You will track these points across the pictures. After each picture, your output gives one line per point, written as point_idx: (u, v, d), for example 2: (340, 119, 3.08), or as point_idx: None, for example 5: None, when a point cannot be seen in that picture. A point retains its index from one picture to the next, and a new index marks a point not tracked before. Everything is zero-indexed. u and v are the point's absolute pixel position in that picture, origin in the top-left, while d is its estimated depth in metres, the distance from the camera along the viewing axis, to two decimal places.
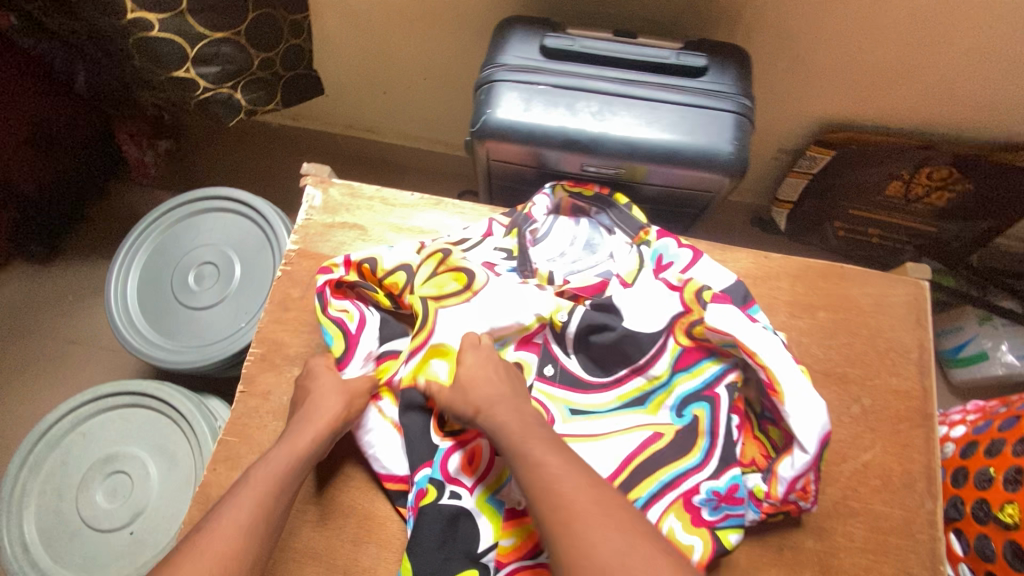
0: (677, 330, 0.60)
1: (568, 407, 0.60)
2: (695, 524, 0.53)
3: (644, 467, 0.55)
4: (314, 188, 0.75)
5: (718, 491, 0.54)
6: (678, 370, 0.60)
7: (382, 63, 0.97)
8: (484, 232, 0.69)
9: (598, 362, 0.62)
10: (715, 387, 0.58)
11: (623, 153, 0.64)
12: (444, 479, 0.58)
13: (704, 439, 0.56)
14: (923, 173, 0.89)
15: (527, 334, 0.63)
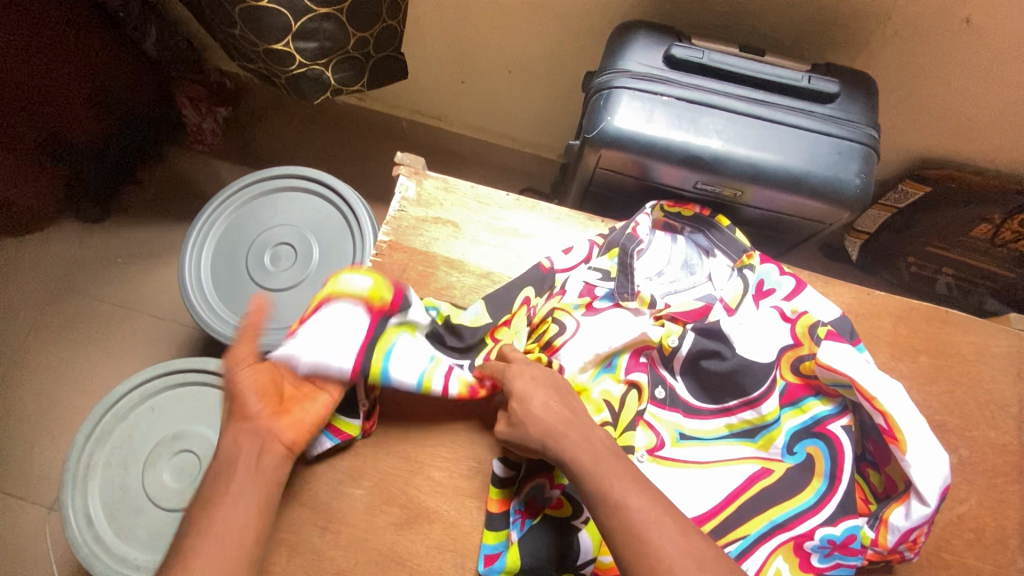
0: (784, 363, 0.60)
1: (678, 432, 0.61)
2: (802, 568, 0.55)
3: (753, 504, 0.56)
4: (408, 179, 0.72)
5: (833, 539, 0.55)
6: (784, 406, 0.60)
7: (469, 52, 0.93)
8: (584, 257, 0.66)
9: (706, 389, 0.61)
10: (828, 426, 0.58)
11: (744, 175, 0.62)
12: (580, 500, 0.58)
13: (819, 481, 0.57)
14: (1016, 220, 0.86)
15: (633, 356, 0.62)
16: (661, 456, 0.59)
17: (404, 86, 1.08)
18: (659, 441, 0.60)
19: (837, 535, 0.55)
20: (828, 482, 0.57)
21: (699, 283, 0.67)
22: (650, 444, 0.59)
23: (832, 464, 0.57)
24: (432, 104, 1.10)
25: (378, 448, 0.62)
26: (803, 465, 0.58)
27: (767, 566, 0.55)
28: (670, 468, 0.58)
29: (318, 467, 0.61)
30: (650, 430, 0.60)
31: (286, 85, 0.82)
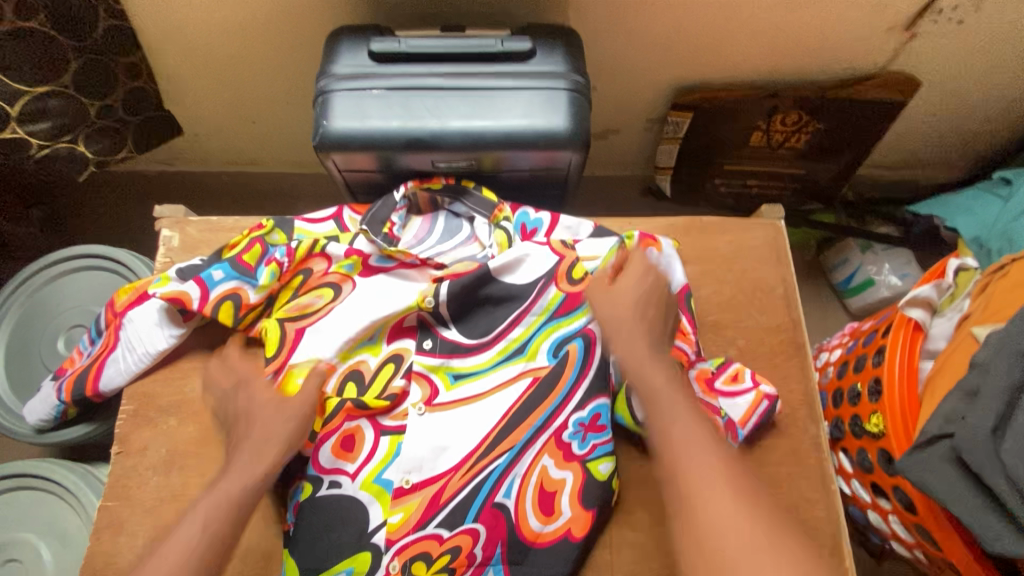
0: (559, 277, 0.67)
1: (449, 374, 0.65)
2: (567, 459, 0.61)
3: (516, 415, 0.62)
4: (170, 230, 0.72)
5: (583, 422, 0.62)
6: (561, 314, 0.67)
7: (241, 92, 0.93)
8: (334, 212, 0.73)
9: (475, 328, 0.67)
10: (590, 324, 0.65)
11: (467, 145, 0.65)
12: (319, 472, 0.60)
13: (574, 370, 0.64)
14: (777, 120, 0.92)
15: (398, 322, 0.67)
16: (436, 401, 0.64)
17: (203, 140, 1.07)
18: (433, 390, 0.64)
19: (585, 416, 0.62)
20: (578, 385, 0.63)
21: (459, 244, 0.72)
22: (426, 395, 0.64)
23: (583, 358, 0.64)
24: (239, 150, 1.10)
25: (180, 501, 0.61)
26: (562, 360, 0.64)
27: (532, 470, 0.60)
28: (439, 412, 0.63)
29: (120, 537, 0.60)
30: (422, 382, 0.65)
31: (40, 167, 0.81)
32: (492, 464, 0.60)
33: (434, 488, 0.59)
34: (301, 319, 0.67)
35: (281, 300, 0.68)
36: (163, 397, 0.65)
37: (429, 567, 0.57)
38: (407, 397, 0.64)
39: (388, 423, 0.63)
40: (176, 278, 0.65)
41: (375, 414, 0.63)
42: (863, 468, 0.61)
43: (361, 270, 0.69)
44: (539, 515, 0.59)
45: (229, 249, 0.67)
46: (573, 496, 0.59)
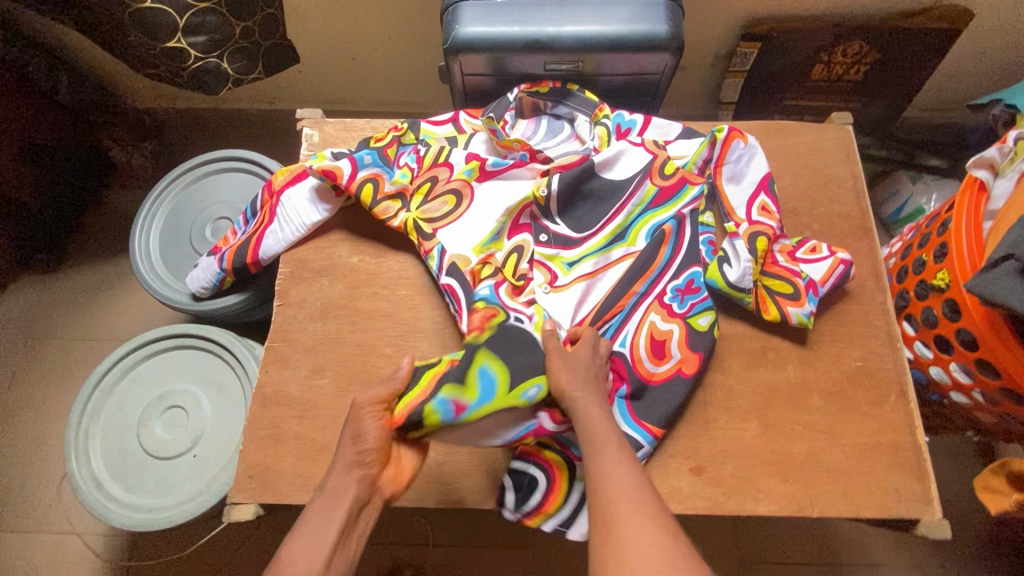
0: (653, 172, 0.74)
1: (565, 263, 0.73)
2: (670, 316, 0.69)
3: (622, 286, 0.70)
4: (311, 129, 0.83)
5: (680, 287, 0.70)
6: (655, 206, 0.74)
7: (350, 27, 1.04)
8: (452, 116, 0.82)
9: (580, 223, 0.74)
10: (682, 210, 0.73)
11: (577, 47, 0.75)
12: (505, 306, 0.68)
13: (668, 247, 0.71)
14: (839, 51, 1.01)
15: (516, 220, 0.75)
16: (556, 283, 0.72)
17: (305, 77, 1.18)
18: (552, 275, 0.73)
19: (681, 282, 0.70)
20: (674, 258, 0.71)
21: (563, 142, 0.82)
22: (548, 278, 0.72)
23: (675, 240, 0.72)
24: (335, 89, 1.21)
25: (333, 343, 0.72)
26: (660, 239, 0.72)
27: (641, 325, 0.69)
28: (561, 292, 0.71)
29: (285, 371, 0.71)
30: (542, 268, 0.73)
31: (189, 81, 0.93)
32: (607, 324, 0.69)
33: None
34: (437, 221, 0.74)
35: (413, 205, 0.75)
36: (314, 262, 0.76)
37: None
38: (531, 280, 0.72)
39: (519, 300, 0.71)
40: (330, 157, 0.75)
41: (513, 289, 0.71)
42: (928, 325, 0.69)
43: (479, 175, 0.75)
44: (653, 360, 0.67)
45: (372, 144, 0.77)
46: (681, 342, 0.67)
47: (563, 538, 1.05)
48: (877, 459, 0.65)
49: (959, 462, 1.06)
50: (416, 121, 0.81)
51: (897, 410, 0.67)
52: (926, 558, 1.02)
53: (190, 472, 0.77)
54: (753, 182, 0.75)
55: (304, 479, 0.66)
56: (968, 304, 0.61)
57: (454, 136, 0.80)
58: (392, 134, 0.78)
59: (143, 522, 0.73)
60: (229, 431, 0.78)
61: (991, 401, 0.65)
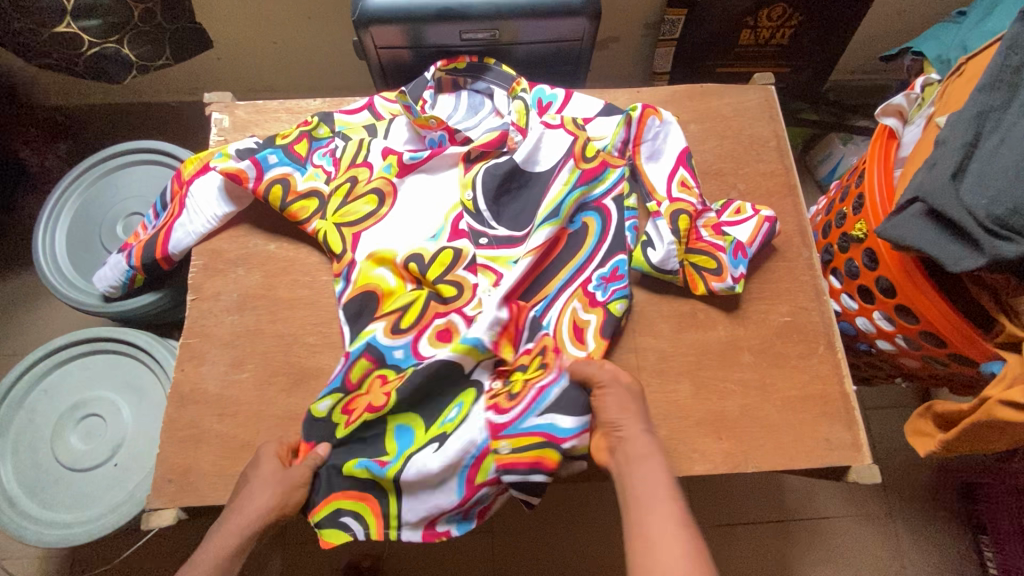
0: (576, 155, 0.71)
1: (511, 262, 0.68)
2: (592, 305, 0.68)
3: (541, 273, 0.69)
4: (221, 114, 0.79)
5: (605, 275, 0.68)
6: (581, 185, 0.71)
7: (264, 9, 0.99)
8: (367, 102, 0.78)
9: (513, 219, 0.70)
10: (603, 200, 0.72)
11: (490, 14, 0.72)
12: (419, 359, 0.64)
13: (593, 238, 0.70)
14: (763, 15, 1.01)
15: (453, 226, 0.70)
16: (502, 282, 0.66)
17: (226, 64, 1.12)
18: (498, 277, 0.67)
19: (606, 270, 0.68)
20: (601, 245, 0.70)
21: (484, 117, 0.78)
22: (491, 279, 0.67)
23: (602, 225, 0.71)
24: (260, 76, 1.15)
25: (253, 335, 0.69)
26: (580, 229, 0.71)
27: (563, 312, 0.67)
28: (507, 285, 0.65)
29: (202, 367, 0.68)
30: (487, 272, 0.68)
31: (88, 69, 0.88)
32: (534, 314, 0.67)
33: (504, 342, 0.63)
34: (359, 225, 0.69)
35: (329, 206, 0.70)
36: (230, 252, 0.73)
37: (524, 374, 0.63)
38: (477, 287, 0.67)
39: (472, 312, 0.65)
40: (234, 156, 0.70)
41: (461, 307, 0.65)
42: (851, 276, 0.70)
43: (399, 170, 0.71)
44: (574, 343, 0.66)
45: (281, 139, 0.72)
46: (598, 331, 0.66)
47: (523, 517, 1.05)
48: (803, 411, 0.67)
49: (899, 410, 1.09)
50: (329, 112, 0.77)
51: (824, 361, 0.69)
52: (873, 506, 1.05)
53: (110, 483, 0.72)
54: (673, 156, 0.73)
55: (227, 477, 0.63)
56: (882, 253, 0.62)
57: (372, 123, 0.77)
58: (303, 126, 0.74)
59: (62, 537, 0.69)
60: (151, 436, 0.74)
61: (912, 347, 0.66)
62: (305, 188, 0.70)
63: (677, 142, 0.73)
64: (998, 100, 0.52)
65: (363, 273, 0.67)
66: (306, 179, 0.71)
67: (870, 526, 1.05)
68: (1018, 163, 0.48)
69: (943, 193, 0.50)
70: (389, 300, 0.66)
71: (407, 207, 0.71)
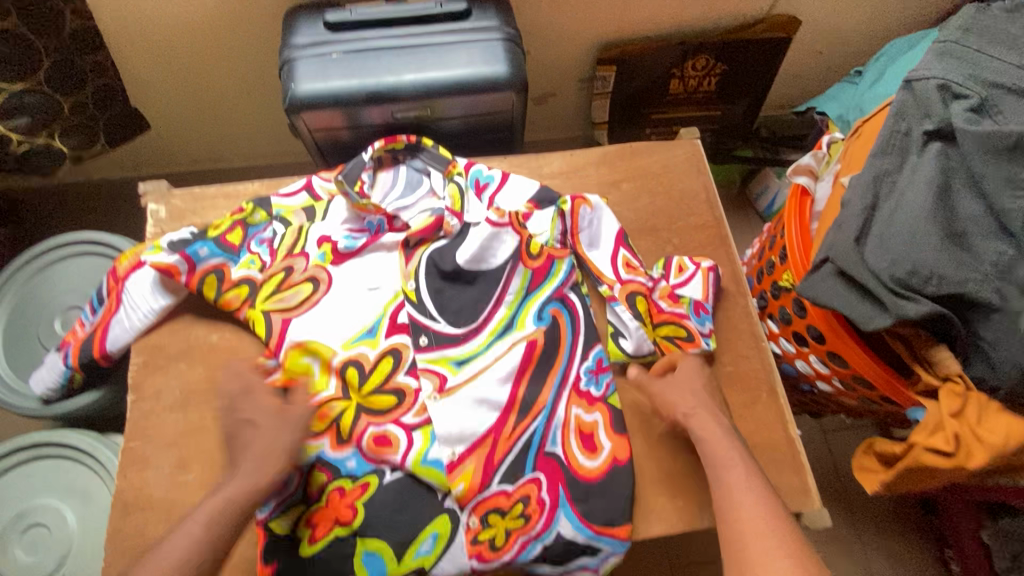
0: (524, 256, 0.74)
1: (453, 362, 0.69)
2: (592, 403, 0.68)
3: (522, 376, 0.68)
4: (157, 204, 0.78)
5: (591, 368, 0.70)
6: (533, 288, 0.73)
7: (200, 90, 0.99)
8: (305, 183, 0.79)
9: (459, 314, 0.72)
10: (564, 290, 0.74)
11: (419, 94, 0.75)
12: (376, 464, 0.65)
13: (568, 333, 0.72)
14: (689, 66, 1.06)
15: (392, 319, 0.72)
16: (446, 388, 0.68)
17: (169, 140, 1.10)
18: (441, 378, 0.68)
19: (592, 363, 0.71)
20: (577, 343, 0.71)
21: (422, 195, 0.79)
22: (435, 385, 0.68)
23: (572, 321, 0.72)
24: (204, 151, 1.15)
25: (198, 432, 0.68)
26: (552, 325, 0.72)
27: (568, 419, 0.67)
28: (455, 394, 0.67)
29: (146, 470, 0.66)
30: (430, 374, 0.68)
31: (18, 162, 0.88)
32: (529, 427, 0.66)
33: (484, 446, 0.65)
34: (289, 311, 0.70)
35: (261, 293, 0.70)
36: (171, 346, 0.72)
37: (504, 517, 0.64)
38: (419, 392, 0.68)
39: (413, 420, 0.67)
40: (167, 248, 0.69)
41: (397, 416, 0.67)
42: (785, 322, 0.73)
43: (333, 257, 0.73)
44: (587, 453, 0.66)
45: (213, 228, 0.72)
46: (608, 428, 0.67)
47: None
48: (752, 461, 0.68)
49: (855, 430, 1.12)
50: (266, 196, 0.78)
51: (767, 408, 0.71)
52: (841, 529, 1.07)
53: None
54: (610, 239, 0.75)
55: None
56: (810, 311, 0.64)
57: (310, 204, 0.78)
58: (236, 214, 0.74)
59: None
60: (98, 543, 0.71)
61: (847, 387, 0.69)
62: (239, 276, 0.70)
63: (610, 221, 0.76)
64: (892, 164, 0.55)
65: (290, 360, 0.68)
66: (241, 267, 0.70)
67: (839, 549, 1.06)
68: (914, 227, 0.51)
69: (851, 258, 0.53)
70: (311, 392, 0.67)
71: (344, 299, 0.72)
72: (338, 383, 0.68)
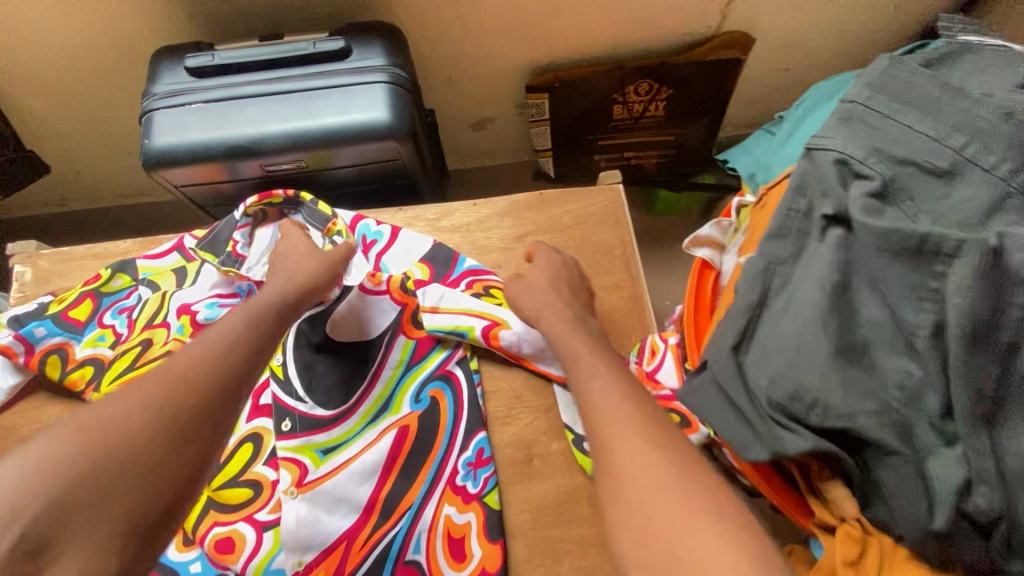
0: (406, 329, 0.66)
1: (318, 451, 0.61)
2: (466, 502, 0.60)
3: (390, 469, 0.61)
4: (22, 266, 0.73)
5: (470, 460, 0.61)
6: (415, 363, 0.66)
7: (99, 128, 0.93)
8: (175, 243, 0.72)
9: (331, 393, 0.63)
10: (449, 366, 0.66)
11: (289, 147, 0.68)
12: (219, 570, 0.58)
13: (448, 417, 0.63)
14: (631, 91, 0.96)
15: (256, 399, 0.65)
16: (305, 482, 0.59)
17: (86, 177, 1.04)
18: (302, 471, 0.60)
19: (471, 454, 0.62)
20: (458, 428, 0.63)
21: None
22: (294, 478, 0.59)
23: (454, 402, 0.64)
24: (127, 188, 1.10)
25: None
26: (429, 407, 0.64)
27: (436, 522, 0.59)
28: (314, 491, 0.59)
29: None
30: (291, 466, 0.60)
31: None
32: (391, 530, 0.58)
33: (335, 556, 0.57)
34: None
35: (110, 372, 0.64)
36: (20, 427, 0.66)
37: None
38: (278, 484, 0.60)
39: (266, 518, 0.59)
40: (9, 326, 0.65)
41: (250, 512, 0.59)
42: None
43: (191, 329, 0.66)
44: (452, 563, 0.57)
45: (58, 301, 0.68)
46: (480, 534, 0.58)
47: None
48: None
49: None
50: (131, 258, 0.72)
51: None
52: None
53: None
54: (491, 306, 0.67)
55: None
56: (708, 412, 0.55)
57: (182, 265, 0.71)
58: (88, 282, 0.69)
59: None
60: None
61: (755, 493, 0.60)
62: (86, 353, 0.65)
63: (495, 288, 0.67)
64: (786, 251, 0.45)
65: None
66: (89, 343, 0.66)
67: None
68: (799, 338, 0.41)
69: (725, 369, 0.44)
70: None
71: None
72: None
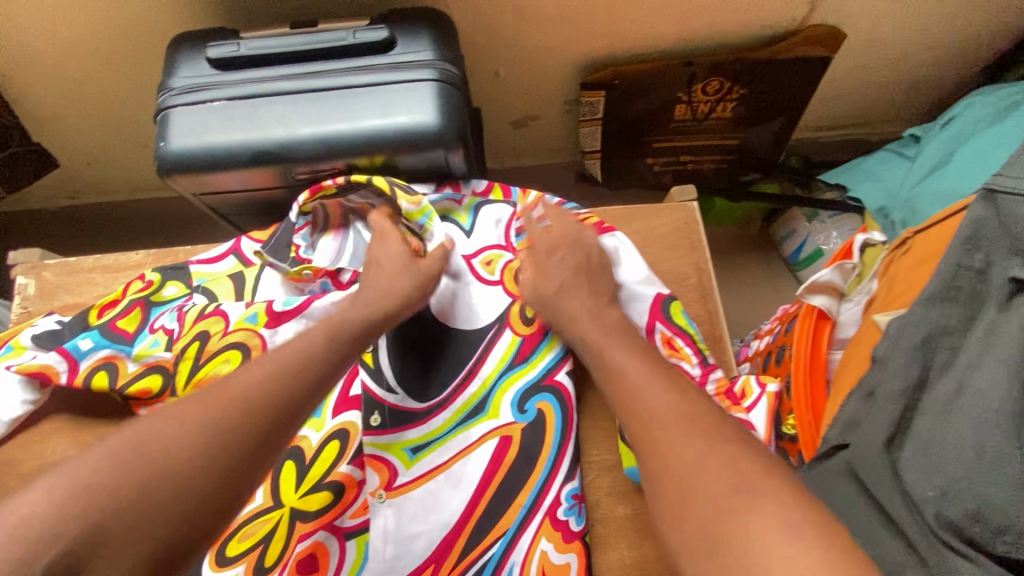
0: (513, 321, 0.58)
1: (407, 449, 0.53)
2: (567, 540, 0.51)
3: (488, 494, 0.52)
4: (25, 278, 0.66)
5: (577, 492, 0.53)
6: (519, 362, 0.57)
7: (112, 122, 0.85)
8: (232, 245, 0.64)
9: (422, 383, 0.55)
10: (557, 375, 0.56)
11: (324, 153, 0.59)
12: None
13: (553, 435, 0.54)
14: (698, 89, 0.86)
15: (344, 391, 0.55)
16: (395, 484, 0.52)
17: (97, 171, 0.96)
18: (391, 472, 0.52)
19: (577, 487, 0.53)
20: (565, 445, 0.54)
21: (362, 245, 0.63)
22: (383, 479, 0.52)
23: (562, 418, 0.55)
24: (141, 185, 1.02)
25: None
26: (535, 423, 0.54)
27: (530, 558, 0.50)
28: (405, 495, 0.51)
29: None
30: (377, 467, 0.52)
31: None
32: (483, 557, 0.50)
33: None
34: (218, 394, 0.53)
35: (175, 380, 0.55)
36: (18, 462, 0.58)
37: None
38: (364, 483, 0.53)
39: (349, 523, 0.52)
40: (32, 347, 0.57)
41: (331, 518, 0.51)
42: None
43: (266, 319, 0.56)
44: None
45: (92, 314, 0.59)
46: None
47: None
48: None
49: None
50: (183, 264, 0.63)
51: None
52: None
53: None
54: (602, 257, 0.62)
55: None
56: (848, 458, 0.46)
57: (239, 270, 0.63)
58: (137, 289, 0.60)
59: None
60: None
61: None
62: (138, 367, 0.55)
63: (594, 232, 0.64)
64: (955, 318, 0.37)
65: None
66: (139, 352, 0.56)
67: None
68: (976, 438, 0.33)
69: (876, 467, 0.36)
70: None
71: None
72: (267, 489, 0.52)
